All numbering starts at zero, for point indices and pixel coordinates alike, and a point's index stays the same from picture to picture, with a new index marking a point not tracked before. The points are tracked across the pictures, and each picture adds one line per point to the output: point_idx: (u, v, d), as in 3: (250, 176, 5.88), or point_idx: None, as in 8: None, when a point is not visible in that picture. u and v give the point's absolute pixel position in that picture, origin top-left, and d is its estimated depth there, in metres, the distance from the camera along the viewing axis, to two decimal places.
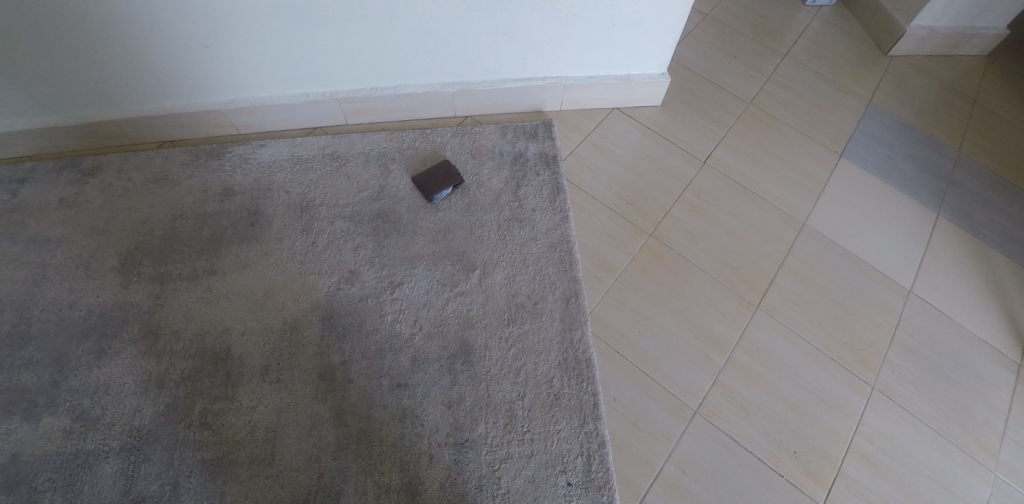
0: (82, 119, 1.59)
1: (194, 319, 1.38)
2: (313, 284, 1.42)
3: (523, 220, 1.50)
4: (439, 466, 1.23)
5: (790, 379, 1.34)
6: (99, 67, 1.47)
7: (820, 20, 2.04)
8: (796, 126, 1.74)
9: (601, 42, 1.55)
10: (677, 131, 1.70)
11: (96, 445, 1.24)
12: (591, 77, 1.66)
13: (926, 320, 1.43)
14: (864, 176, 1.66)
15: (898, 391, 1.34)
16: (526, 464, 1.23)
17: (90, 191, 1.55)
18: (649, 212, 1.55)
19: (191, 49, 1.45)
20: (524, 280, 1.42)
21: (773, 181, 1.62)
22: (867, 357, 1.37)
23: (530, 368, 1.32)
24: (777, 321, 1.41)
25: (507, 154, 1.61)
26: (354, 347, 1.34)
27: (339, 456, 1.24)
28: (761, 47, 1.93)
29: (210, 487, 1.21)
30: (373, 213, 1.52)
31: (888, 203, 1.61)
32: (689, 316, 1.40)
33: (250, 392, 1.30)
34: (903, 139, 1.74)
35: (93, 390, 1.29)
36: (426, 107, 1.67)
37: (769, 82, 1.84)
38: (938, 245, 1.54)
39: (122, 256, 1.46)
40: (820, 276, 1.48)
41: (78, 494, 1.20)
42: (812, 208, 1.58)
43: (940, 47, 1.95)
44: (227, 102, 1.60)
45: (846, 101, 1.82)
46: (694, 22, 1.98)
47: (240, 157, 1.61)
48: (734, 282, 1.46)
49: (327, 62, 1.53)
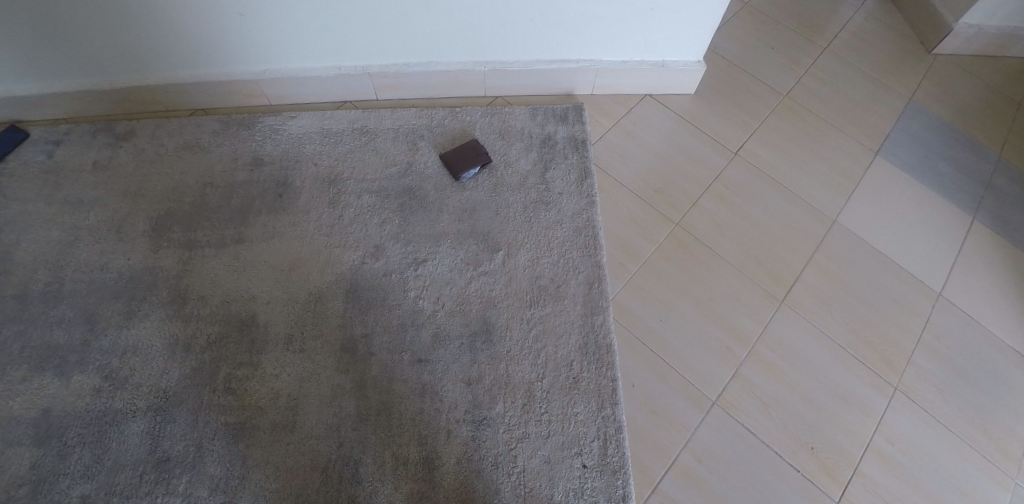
0: (117, 83, 1.61)
1: (221, 286, 1.40)
2: (339, 257, 1.44)
3: (549, 202, 1.49)
4: (456, 441, 1.25)
5: (812, 376, 1.33)
6: (134, 32, 1.48)
7: (863, 14, 1.99)
8: (831, 121, 1.71)
9: (638, 26, 1.53)
10: (709, 121, 1.68)
11: (124, 404, 1.28)
12: (625, 62, 1.63)
13: (953, 324, 1.41)
14: (898, 174, 1.62)
15: (921, 393, 1.32)
16: (542, 444, 1.24)
17: (123, 155, 1.58)
18: (677, 201, 1.53)
19: (227, 17, 1.45)
20: (548, 263, 1.42)
21: (804, 175, 1.60)
22: (891, 358, 1.36)
23: (550, 351, 1.32)
24: (801, 317, 1.40)
25: (536, 136, 1.60)
26: (376, 321, 1.36)
27: (359, 427, 1.26)
28: (800, 39, 1.89)
29: (233, 450, 1.24)
30: (400, 189, 1.52)
31: (921, 203, 1.58)
32: (712, 308, 1.40)
33: (273, 360, 1.32)
34: (942, 140, 1.70)
35: (122, 350, 1.33)
36: (457, 85, 1.67)
37: (807, 75, 1.81)
38: (971, 249, 1.51)
39: (153, 220, 1.48)
40: (847, 274, 1.46)
41: (106, 450, 1.24)
42: (843, 205, 1.56)
43: (988, 47, 1.89)
44: (260, 72, 1.61)
45: (885, 97, 1.78)
46: (733, 10, 1.94)
47: (271, 127, 1.62)
48: (759, 276, 1.44)
49: (361, 36, 1.52)
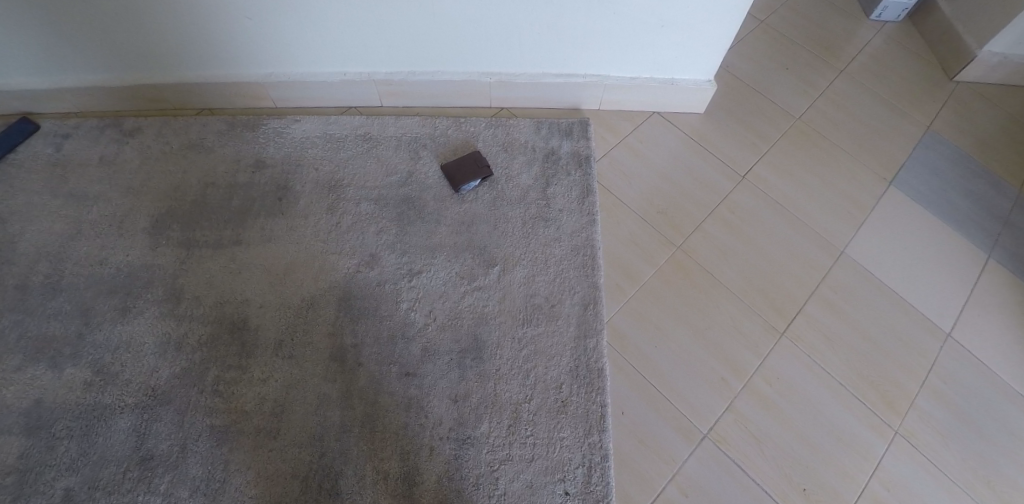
0: (126, 81, 1.62)
1: (216, 287, 1.40)
2: (334, 264, 1.43)
3: (549, 219, 1.47)
4: (438, 459, 1.22)
5: (809, 413, 1.28)
6: (143, 32, 1.49)
7: (883, 36, 1.93)
8: (845, 147, 1.66)
9: (647, 43, 1.49)
10: (718, 142, 1.64)
11: (113, 400, 1.28)
12: (633, 78, 1.60)
13: (961, 367, 1.35)
14: (913, 205, 1.57)
15: (923, 438, 1.27)
16: (524, 467, 1.21)
17: (130, 152, 1.59)
18: (680, 224, 1.50)
19: (233, 20, 1.45)
20: (543, 281, 1.39)
21: (813, 202, 1.55)
22: (894, 399, 1.31)
23: (540, 372, 1.30)
24: (801, 351, 1.35)
25: (540, 150, 1.58)
26: (367, 331, 1.34)
27: (342, 437, 1.25)
28: (817, 61, 1.85)
29: (216, 453, 1.24)
30: (399, 198, 1.51)
31: (935, 238, 1.52)
32: (710, 337, 1.36)
33: (262, 364, 1.32)
34: (960, 172, 1.64)
35: (115, 346, 1.33)
36: (462, 95, 1.65)
37: (822, 98, 1.76)
38: (984, 288, 1.45)
39: (154, 218, 1.49)
40: (853, 307, 1.41)
41: (93, 445, 1.24)
42: (852, 235, 1.51)
43: (1013, 76, 1.82)
44: (267, 76, 1.61)
45: (902, 124, 1.72)
46: (748, 28, 1.90)
47: (275, 130, 1.62)
48: (760, 304, 1.40)
49: (365, 43, 1.51)
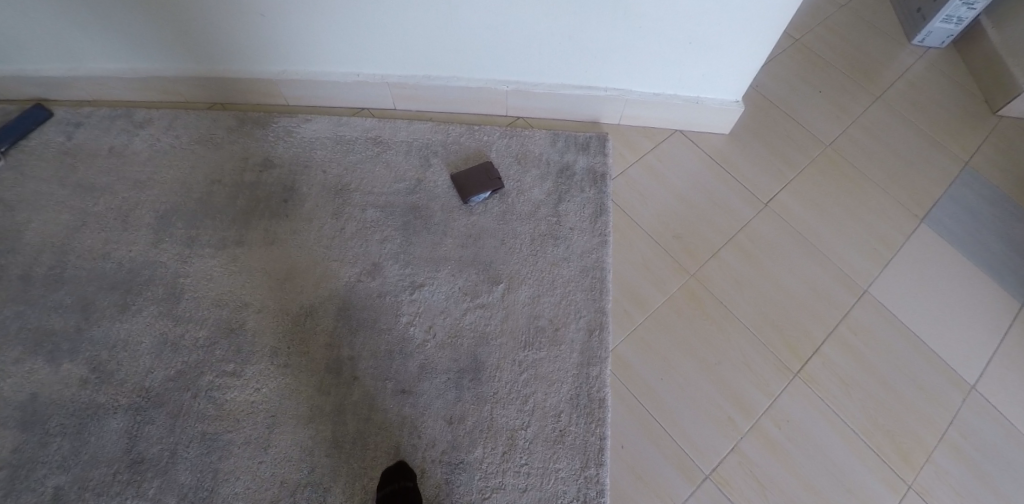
0: (139, 71, 1.59)
1: (215, 289, 1.37)
2: (335, 272, 1.39)
3: (558, 237, 1.42)
4: (429, 482, 1.19)
5: (818, 460, 1.23)
6: (156, 24, 1.46)
7: (924, 62, 1.83)
8: (875, 178, 1.58)
9: (672, 59, 1.43)
10: (740, 165, 1.57)
11: (108, 399, 1.26)
12: (656, 94, 1.54)
13: (983, 421, 1.28)
14: (943, 245, 1.49)
15: (937, 495, 1.21)
16: (517, 498, 1.17)
17: (140, 144, 1.57)
18: (695, 250, 1.44)
19: (246, 16, 1.41)
20: (549, 303, 1.34)
21: (837, 235, 1.48)
22: (909, 451, 1.24)
23: (539, 398, 1.25)
24: (814, 393, 1.29)
25: (554, 164, 1.52)
26: (364, 344, 1.31)
27: (332, 453, 1.22)
28: (851, 84, 1.76)
29: (205, 461, 1.21)
30: (406, 206, 1.47)
31: (965, 281, 1.44)
32: (719, 372, 1.30)
33: (257, 372, 1.29)
34: (995, 211, 1.55)
35: (113, 344, 1.31)
36: (477, 102, 1.60)
37: (853, 123, 1.68)
38: (1014, 338, 1.37)
39: (159, 213, 1.46)
40: (871, 350, 1.34)
41: (85, 444, 1.22)
42: (876, 273, 1.44)
43: None
44: (279, 73, 1.57)
45: (936, 156, 1.63)
46: (781, 46, 1.82)
47: (285, 129, 1.58)
48: (774, 341, 1.34)
49: (380, 44, 1.46)
